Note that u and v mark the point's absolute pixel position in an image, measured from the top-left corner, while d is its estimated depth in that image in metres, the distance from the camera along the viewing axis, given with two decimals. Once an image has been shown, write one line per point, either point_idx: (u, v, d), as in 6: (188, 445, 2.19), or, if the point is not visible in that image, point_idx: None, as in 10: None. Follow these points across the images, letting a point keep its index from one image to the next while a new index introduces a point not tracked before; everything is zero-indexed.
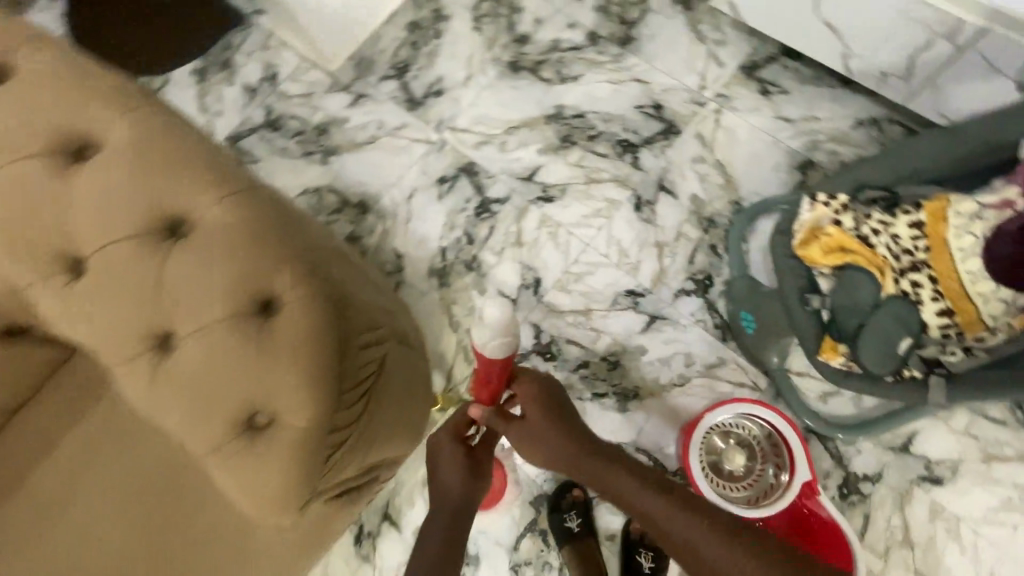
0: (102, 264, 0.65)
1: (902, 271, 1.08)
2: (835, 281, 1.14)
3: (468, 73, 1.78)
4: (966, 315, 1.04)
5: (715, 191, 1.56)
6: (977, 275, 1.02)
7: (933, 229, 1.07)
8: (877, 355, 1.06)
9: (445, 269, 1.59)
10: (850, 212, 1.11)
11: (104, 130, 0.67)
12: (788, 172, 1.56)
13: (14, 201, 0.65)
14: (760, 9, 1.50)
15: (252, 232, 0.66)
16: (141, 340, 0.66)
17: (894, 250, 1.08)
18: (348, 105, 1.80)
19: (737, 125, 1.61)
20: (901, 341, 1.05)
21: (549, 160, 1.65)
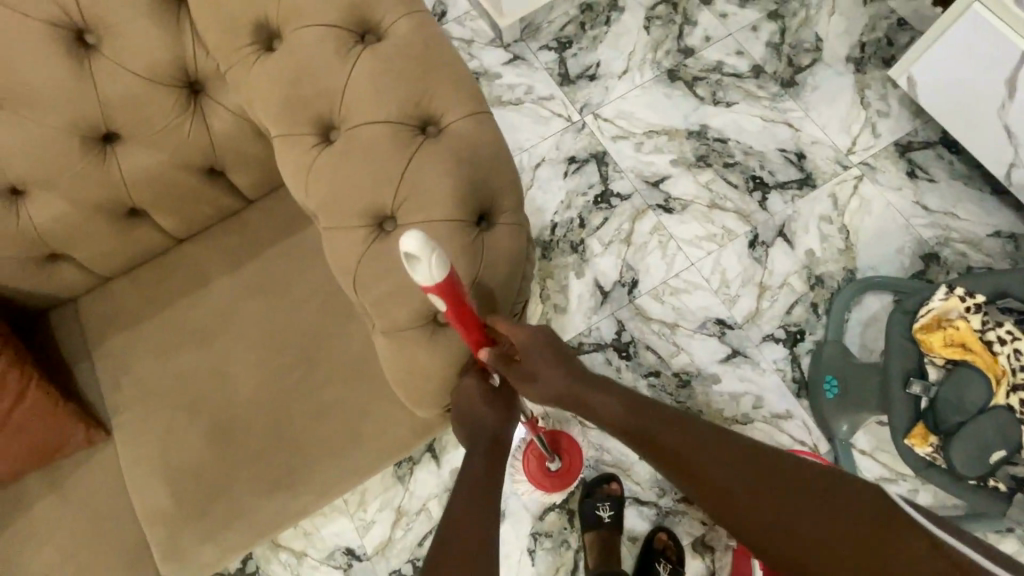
0: (355, 136, 0.72)
1: (1016, 386, 1.08)
2: (945, 373, 1.14)
3: (626, 67, 1.81)
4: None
5: (832, 253, 1.57)
6: None
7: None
8: (968, 456, 1.07)
9: (550, 243, 1.64)
10: (981, 314, 1.12)
11: (390, 21, 0.74)
12: (910, 258, 1.55)
13: (301, 60, 0.72)
14: (941, 94, 1.48)
15: (491, 151, 0.72)
16: (364, 213, 0.72)
17: (1014, 363, 1.09)
18: (503, 62, 1.86)
19: (874, 198, 1.61)
20: (994, 451, 1.06)
21: (679, 174, 1.68)
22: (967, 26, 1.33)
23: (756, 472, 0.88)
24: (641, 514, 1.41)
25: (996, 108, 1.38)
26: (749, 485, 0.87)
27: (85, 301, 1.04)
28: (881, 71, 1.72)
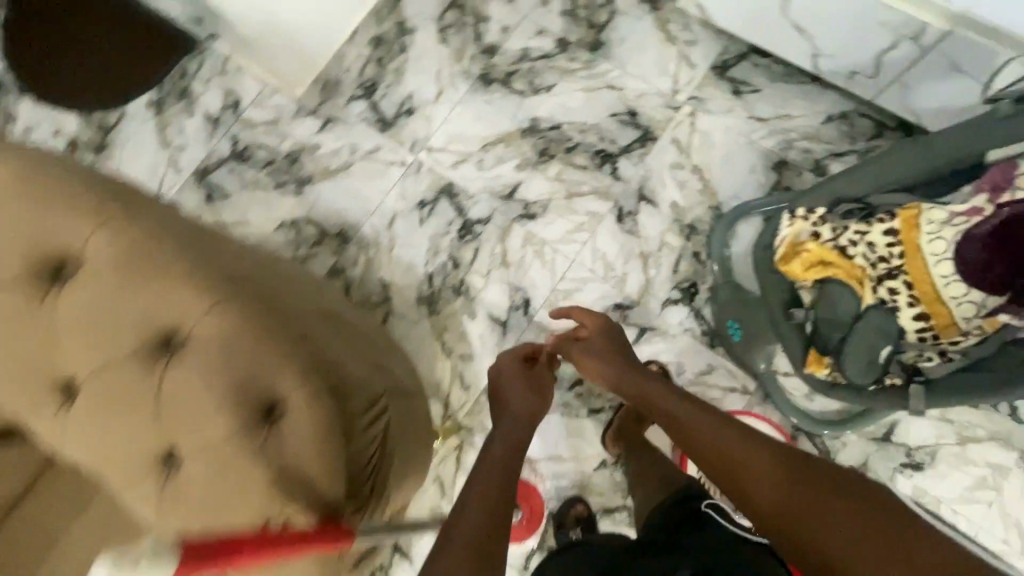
0: (97, 387, 0.85)
1: (879, 280, 1.15)
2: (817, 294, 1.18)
3: (439, 89, 1.74)
4: (942, 321, 1.11)
5: (694, 197, 1.58)
6: (949, 279, 1.07)
7: (901, 232, 1.11)
8: (857, 363, 1.14)
9: (433, 295, 1.59)
10: (828, 224, 1.19)
11: (80, 255, 0.88)
12: (763, 173, 1.58)
13: (25, 344, 0.87)
14: (729, 11, 1.49)
15: (231, 338, 0.85)
16: (148, 450, 0.85)
17: (871, 259, 1.16)
18: (317, 130, 1.75)
19: (712, 128, 1.62)
20: (882, 350, 1.12)
21: (530, 176, 1.64)
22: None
23: (764, 453, 0.87)
24: (619, 526, 1.40)
25: (781, 9, 1.38)
26: (765, 468, 0.85)
27: (2, 561, 1.13)
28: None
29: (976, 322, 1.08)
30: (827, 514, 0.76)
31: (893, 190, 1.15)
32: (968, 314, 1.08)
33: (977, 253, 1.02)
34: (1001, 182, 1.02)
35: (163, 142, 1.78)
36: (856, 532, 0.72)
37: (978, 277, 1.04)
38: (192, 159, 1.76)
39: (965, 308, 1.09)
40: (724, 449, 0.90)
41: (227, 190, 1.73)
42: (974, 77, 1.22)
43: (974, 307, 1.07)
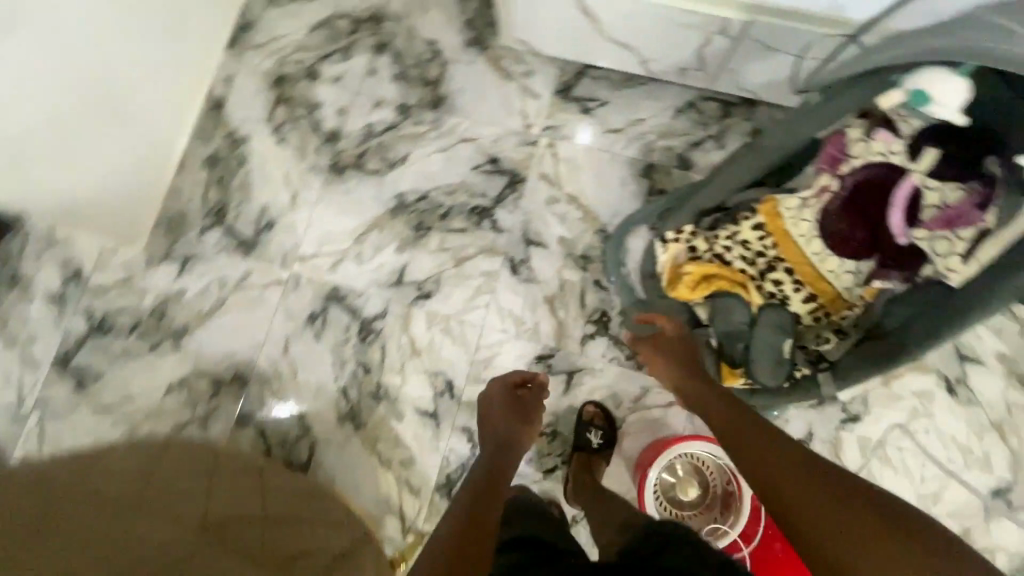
0: None
1: (762, 275, 1.20)
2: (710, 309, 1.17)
3: (292, 192, 1.64)
4: (829, 294, 1.18)
5: (578, 226, 1.57)
6: (822, 255, 1.17)
7: (768, 224, 1.19)
8: (767, 367, 1.14)
9: (353, 410, 1.50)
10: (700, 237, 1.21)
11: None
12: (635, 182, 1.59)
13: None
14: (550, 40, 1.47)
15: None
16: None
17: (749, 258, 1.20)
18: (177, 274, 1.61)
19: (574, 153, 1.61)
20: (783, 345, 1.14)
21: (413, 254, 1.58)
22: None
23: (800, 468, 0.84)
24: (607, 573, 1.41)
25: (595, 31, 1.38)
26: (801, 480, 0.82)
27: None
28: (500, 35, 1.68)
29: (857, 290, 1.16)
30: (788, 471, 0.84)
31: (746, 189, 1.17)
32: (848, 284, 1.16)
33: (835, 225, 1.14)
34: (835, 154, 1.11)
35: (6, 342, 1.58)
36: (835, 509, 0.75)
37: (843, 247, 1.15)
38: (47, 349, 1.58)
39: (844, 278, 1.17)
40: (762, 462, 0.88)
41: (98, 370, 1.57)
42: (785, 53, 1.26)
43: (850, 276, 1.16)
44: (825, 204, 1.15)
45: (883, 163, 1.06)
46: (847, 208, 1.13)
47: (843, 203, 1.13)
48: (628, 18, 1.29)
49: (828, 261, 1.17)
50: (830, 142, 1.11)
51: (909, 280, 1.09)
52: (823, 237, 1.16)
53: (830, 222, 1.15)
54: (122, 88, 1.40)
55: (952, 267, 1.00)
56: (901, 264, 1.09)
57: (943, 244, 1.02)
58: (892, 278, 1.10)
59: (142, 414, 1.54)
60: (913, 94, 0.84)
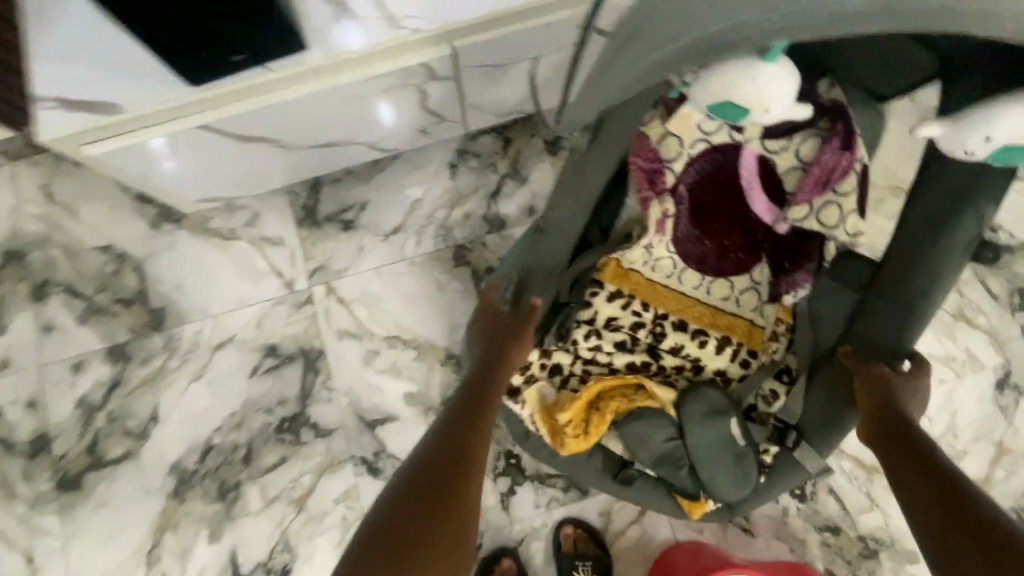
0: None
1: (658, 344, 1.03)
2: (624, 433, 0.98)
3: (24, 552, 1.10)
4: (741, 327, 1.04)
5: (418, 370, 1.17)
6: (703, 288, 1.04)
7: (625, 286, 1.03)
8: (726, 473, 0.93)
9: None
10: (561, 351, 1.03)
11: None
12: (453, 277, 1.20)
13: None
14: (239, 178, 1.06)
15: None
16: None
17: (631, 340, 1.03)
18: None
19: (362, 283, 1.20)
20: (730, 426, 0.94)
21: (236, 531, 1.10)
22: (170, 152, 0.90)
23: None
24: None
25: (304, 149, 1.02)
26: None
27: None
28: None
29: (768, 310, 1.02)
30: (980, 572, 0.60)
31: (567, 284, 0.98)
32: (753, 302, 1.03)
33: (697, 249, 1.02)
34: (653, 174, 0.91)
35: None
36: None
37: (719, 267, 1.02)
38: None
39: (743, 299, 1.03)
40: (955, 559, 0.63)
41: None
42: (520, 65, 0.93)
43: (753, 293, 1.03)
44: (673, 233, 1.00)
45: (710, 149, 0.94)
46: (699, 220, 1.01)
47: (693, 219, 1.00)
48: (327, 116, 0.93)
49: (714, 289, 1.04)
50: (635, 151, 0.90)
51: (813, 273, 0.96)
52: (691, 267, 1.03)
53: (690, 246, 1.02)
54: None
55: (850, 229, 0.88)
56: (796, 264, 0.97)
57: (828, 212, 0.88)
58: (799, 279, 0.97)
59: None
60: (720, 105, 0.66)
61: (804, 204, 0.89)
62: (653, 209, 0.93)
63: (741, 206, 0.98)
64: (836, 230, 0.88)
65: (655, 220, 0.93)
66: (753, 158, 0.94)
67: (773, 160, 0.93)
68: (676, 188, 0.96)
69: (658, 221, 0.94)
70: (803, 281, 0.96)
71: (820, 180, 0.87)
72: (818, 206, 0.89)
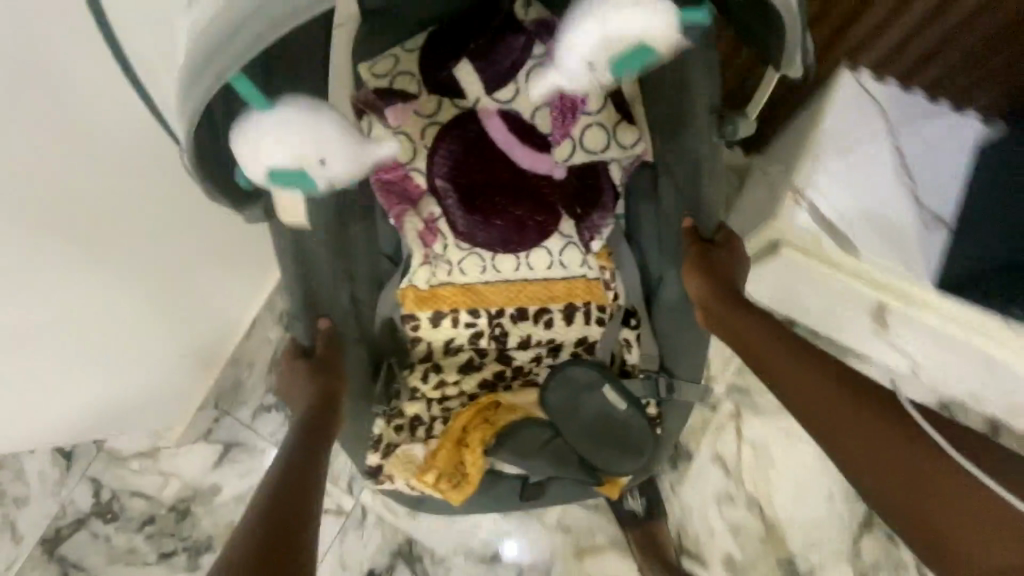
0: None
1: (476, 335, 0.99)
2: (513, 451, 1.00)
3: None
4: (580, 286, 0.98)
5: (753, 546, 1.14)
6: (524, 266, 0.96)
7: (443, 305, 0.97)
8: (610, 454, 1.01)
9: None
10: (412, 406, 1.00)
11: None
12: (845, 504, 1.14)
13: None
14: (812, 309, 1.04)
15: None
16: None
17: (448, 349, 1.00)
18: (215, 464, 1.24)
19: (765, 435, 1.17)
20: (608, 402, 0.99)
21: (522, 524, 1.17)
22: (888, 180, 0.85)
23: (847, 421, 0.65)
24: None
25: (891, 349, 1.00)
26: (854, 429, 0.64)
27: None
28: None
29: (586, 263, 0.97)
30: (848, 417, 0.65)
31: (377, 339, 0.98)
32: (576, 258, 0.96)
33: (508, 215, 0.93)
34: (401, 192, 0.91)
35: None
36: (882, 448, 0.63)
37: (540, 227, 0.95)
38: (32, 522, 1.23)
39: (568, 259, 0.96)
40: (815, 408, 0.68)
41: (87, 567, 1.22)
42: None
43: (576, 251, 0.96)
44: (454, 230, 0.93)
45: (440, 133, 0.91)
46: (484, 206, 0.93)
47: (470, 207, 0.93)
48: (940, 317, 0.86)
49: (536, 261, 0.96)
50: (380, 173, 0.91)
51: (610, 203, 0.94)
52: (500, 251, 0.95)
53: (485, 233, 0.93)
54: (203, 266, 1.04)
55: (623, 137, 0.90)
56: (592, 200, 0.94)
57: (545, 117, 0.91)
58: (598, 220, 0.94)
59: None
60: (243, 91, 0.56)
61: (565, 140, 0.90)
62: (408, 228, 0.92)
63: (488, 146, 0.92)
64: (612, 149, 0.91)
65: (416, 232, 0.92)
66: (495, 117, 0.91)
67: (512, 108, 0.91)
68: (432, 183, 0.92)
69: (420, 232, 0.93)
70: (604, 220, 0.94)
71: (567, 112, 0.90)
72: (581, 134, 0.90)
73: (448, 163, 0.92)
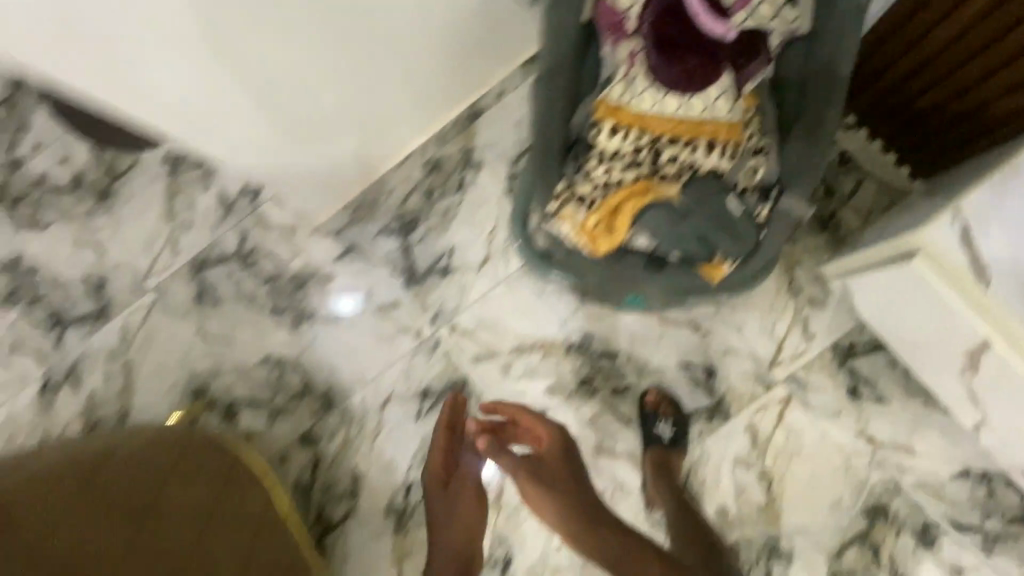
0: None
1: (634, 147, 1.03)
2: (647, 227, 1.02)
3: (486, 253, 1.42)
4: (729, 127, 1.02)
5: (750, 511, 1.23)
6: (685, 102, 1.00)
7: (620, 121, 1.02)
8: (724, 237, 1.00)
9: (405, 511, 1.35)
10: (581, 186, 1.04)
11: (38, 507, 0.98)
12: (850, 514, 1.21)
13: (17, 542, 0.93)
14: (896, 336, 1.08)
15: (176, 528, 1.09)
16: None
17: (607, 151, 1.04)
18: (335, 257, 1.47)
19: (805, 428, 1.24)
20: (729, 204, 1.01)
21: (560, 407, 1.33)
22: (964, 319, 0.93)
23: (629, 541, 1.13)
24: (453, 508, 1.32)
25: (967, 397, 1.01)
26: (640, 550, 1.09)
27: None
28: (819, 250, 1.30)
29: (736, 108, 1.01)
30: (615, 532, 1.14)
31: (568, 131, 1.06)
32: (728, 105, 1.00)
33: (693, 61, 0.95)
34: (615, 24, 1.00)
35: (168, 215, 1.56)
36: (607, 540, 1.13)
37: (706, 75, 0.96)
38: (194, 243, 1.54)
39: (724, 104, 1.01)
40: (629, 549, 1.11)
41: (219, 295, 1.50)
42: None
43: (728, 99, 1.00)
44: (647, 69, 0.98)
45: None
46: (671, 48, 0.95)
47: (666, 52, 0.95)
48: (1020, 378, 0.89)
49: (694, 104, 1.00)
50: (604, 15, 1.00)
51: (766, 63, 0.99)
52: (673, 92, 0.99)
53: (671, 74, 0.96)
54: (334, 32, 0.94)
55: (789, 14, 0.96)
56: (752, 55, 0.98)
57: None
58: (754, 70, 1.00)
59: (230, 367, 1.46)
60: None
61: (745, 9, 0.93)
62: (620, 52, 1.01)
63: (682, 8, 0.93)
64: (777, 19, 0.96)
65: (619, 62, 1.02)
66: None
67: None
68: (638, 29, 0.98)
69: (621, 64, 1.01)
70: (759, 71, 0.99)
71: None
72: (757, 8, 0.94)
73: (655, 15, 0.94)
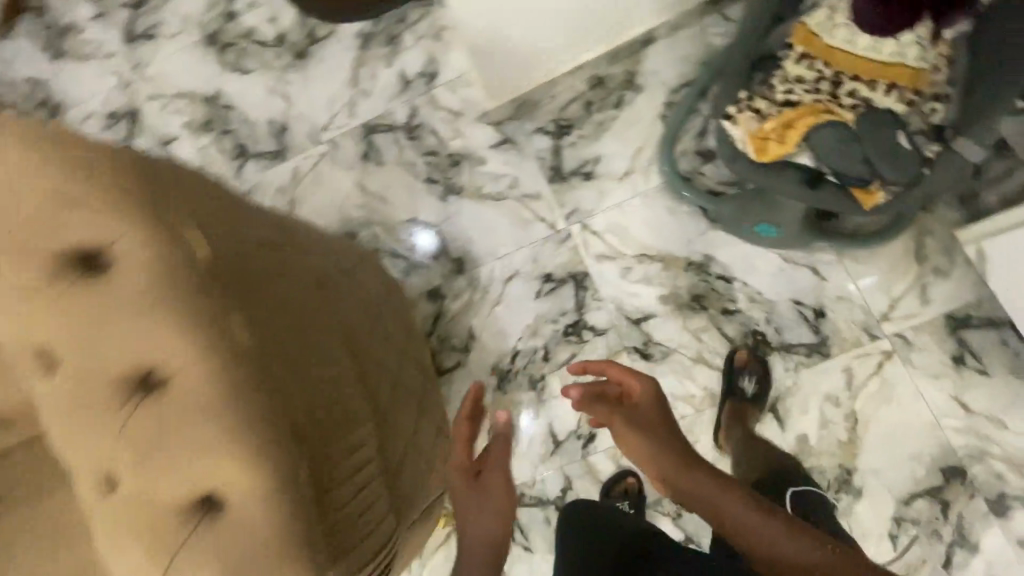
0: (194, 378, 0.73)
1: (818, 77, 1.14)
2: (817, 141, 1.11)
3: (629, 168, 1.54)
4: (911, 76, 1.12)
5: (830, 444, 1.32)
6: (876, 44, 1.11)
7: (811, 53, 1.15)
8: (889, 162, 1.08)
9: (507, 374, 1.51)
10: (762, 100, 1.15)
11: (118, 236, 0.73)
12: (928, 469, 1.28)
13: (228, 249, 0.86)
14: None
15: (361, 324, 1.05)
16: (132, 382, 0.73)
17: (792, 77, 1.16)
18: (491, 145, 1.63)
19: (901, 382, 1.32)
20: (899, 136, 1.09)
21: (669, 314, 1.45)
22: None
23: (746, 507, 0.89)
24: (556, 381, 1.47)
25: None
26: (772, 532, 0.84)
27: None
28: (954, 225, 1.35)
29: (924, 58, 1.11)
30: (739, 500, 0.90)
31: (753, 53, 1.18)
32: (917, 55, 1.11)
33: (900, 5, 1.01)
34: None
35: (352, 81, 1.77)
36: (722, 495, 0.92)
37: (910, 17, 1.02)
38: (369, 110, 1.74)
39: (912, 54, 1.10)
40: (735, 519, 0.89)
41: (382, 158, 1.70)
42: None
43: (916, 48, 1.10)
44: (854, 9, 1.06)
45: None
46: None
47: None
48: None
49: (884, 48, 1.11)
50: None
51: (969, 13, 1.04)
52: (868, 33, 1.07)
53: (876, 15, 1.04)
54: None
55: None
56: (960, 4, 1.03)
57: None
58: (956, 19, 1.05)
59: (380, 219, 1.66)
60: None
61: None
62: None
63: None
64: None
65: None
66: None
67: None
68: None
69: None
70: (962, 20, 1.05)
71: None
72: None
73: None
